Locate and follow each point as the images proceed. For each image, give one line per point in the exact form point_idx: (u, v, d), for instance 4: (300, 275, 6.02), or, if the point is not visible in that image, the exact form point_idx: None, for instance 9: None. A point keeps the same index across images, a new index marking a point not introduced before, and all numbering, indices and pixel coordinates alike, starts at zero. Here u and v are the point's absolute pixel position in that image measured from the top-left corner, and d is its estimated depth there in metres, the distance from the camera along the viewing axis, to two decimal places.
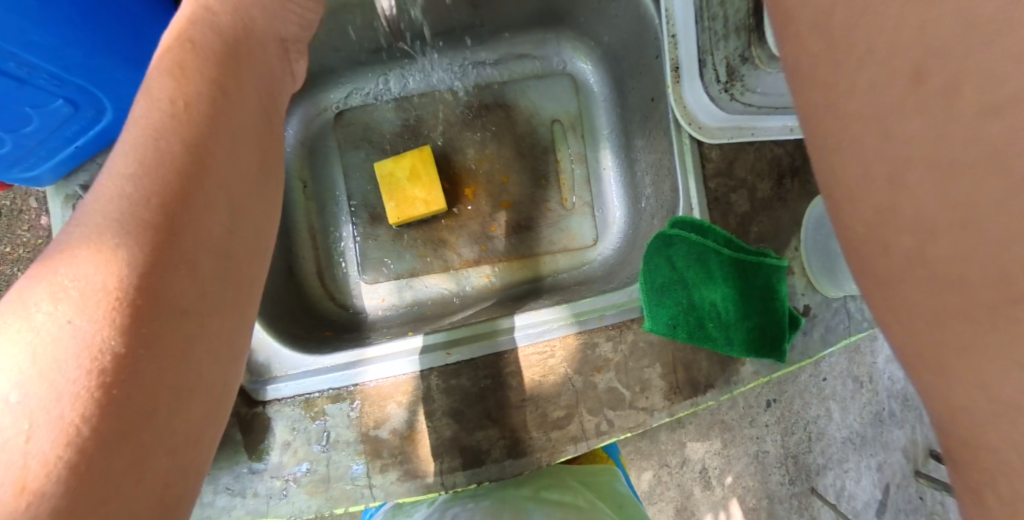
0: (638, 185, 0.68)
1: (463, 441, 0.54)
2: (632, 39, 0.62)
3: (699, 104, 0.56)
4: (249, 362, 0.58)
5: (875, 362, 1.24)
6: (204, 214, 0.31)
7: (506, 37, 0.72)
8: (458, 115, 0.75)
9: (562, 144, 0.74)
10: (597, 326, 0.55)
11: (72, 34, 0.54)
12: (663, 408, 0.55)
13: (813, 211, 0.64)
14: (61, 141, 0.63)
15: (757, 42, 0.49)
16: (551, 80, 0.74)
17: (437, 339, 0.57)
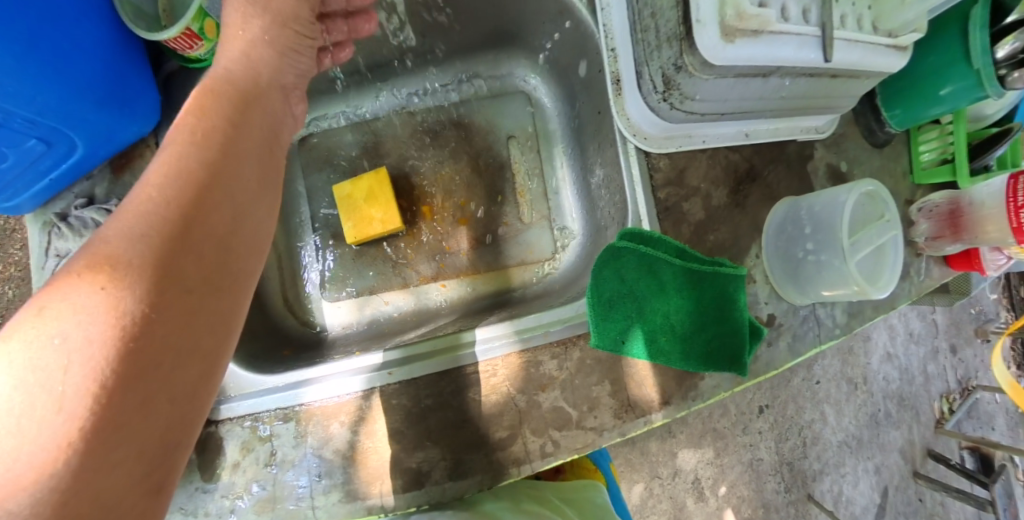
0: (595, 196, 0.67)
1: (404, 463, 0.53)
2: (579, 53, 0.62)
3: (640, 114, 0.55)
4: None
5: (869, 363, 1.22)
6: (222, 210, 0.33)
7: (458, 60, 0.71)
8: (415, 135, 0.75)
9: (518, 159, 0.74)
10: (542, 343, 0.54)
11: (46, 85, 0.54)
12: (614, 427, 0.54)
13: (774, 216, 0.64)
14: (36, 173, 0.64)
15: (688, 48, 0.45)
16: (506, 98, 0.74)
17: (386, 358, 0.57)
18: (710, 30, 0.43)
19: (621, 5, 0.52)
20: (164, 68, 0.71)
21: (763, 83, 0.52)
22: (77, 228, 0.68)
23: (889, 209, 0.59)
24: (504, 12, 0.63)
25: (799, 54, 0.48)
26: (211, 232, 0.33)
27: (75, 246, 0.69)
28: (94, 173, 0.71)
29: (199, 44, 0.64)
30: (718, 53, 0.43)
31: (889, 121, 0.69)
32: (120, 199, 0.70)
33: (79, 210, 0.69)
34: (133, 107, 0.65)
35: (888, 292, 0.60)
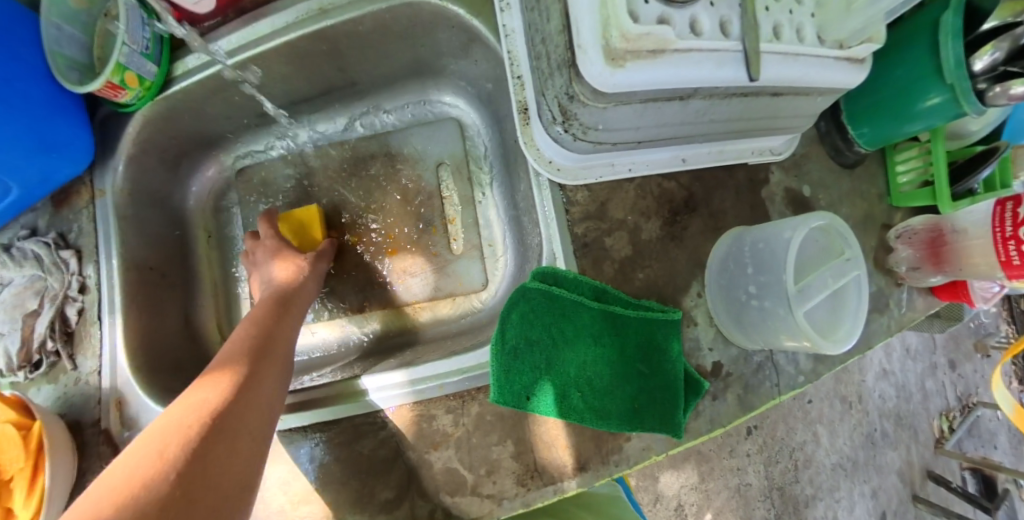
0: (523, 224, 0.62)
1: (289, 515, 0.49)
2: (496, 76, 0.57)
3: (548, 146, 0.49)
4: (123, 414, 0.62)
5: (864, 380, 1.12)
6: (272, 365, 0.51)
7: (384, 91, 0.68)
8: (344, 166, 0.73)
9: (449, 188, 0.69)
10: (437, 395, 0.50)
11: None
12: (515, 496, 0.48)
13: (717, 251, 0.57)
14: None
15: (576, 76, 0.40)
16: (436, 125, 0.70)
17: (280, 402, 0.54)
18: (593, 58, 0.37)
19: (522, 32, 0.47)
20: (100, 111, 0.64)
21: (682, 107, 0.45)
22: (16, 260, 0.64)
23: (848, 246, 0.52)
24: (417, 43, 0.58)
25: (717, 75, 0.41)
26: (268, 382, 0.49)
27: (16, 276, 0.64)
28: (38, 206, 0.66)
29: (123, 94, 0.56)
30: (605, 80, 0.38)
31: (857, 140, 0.62)
32: (58, 233, 0.65)
33: (21, 241, 0.65)
34: (63, 147, 0.60)
35: (848, 343, 0.52)
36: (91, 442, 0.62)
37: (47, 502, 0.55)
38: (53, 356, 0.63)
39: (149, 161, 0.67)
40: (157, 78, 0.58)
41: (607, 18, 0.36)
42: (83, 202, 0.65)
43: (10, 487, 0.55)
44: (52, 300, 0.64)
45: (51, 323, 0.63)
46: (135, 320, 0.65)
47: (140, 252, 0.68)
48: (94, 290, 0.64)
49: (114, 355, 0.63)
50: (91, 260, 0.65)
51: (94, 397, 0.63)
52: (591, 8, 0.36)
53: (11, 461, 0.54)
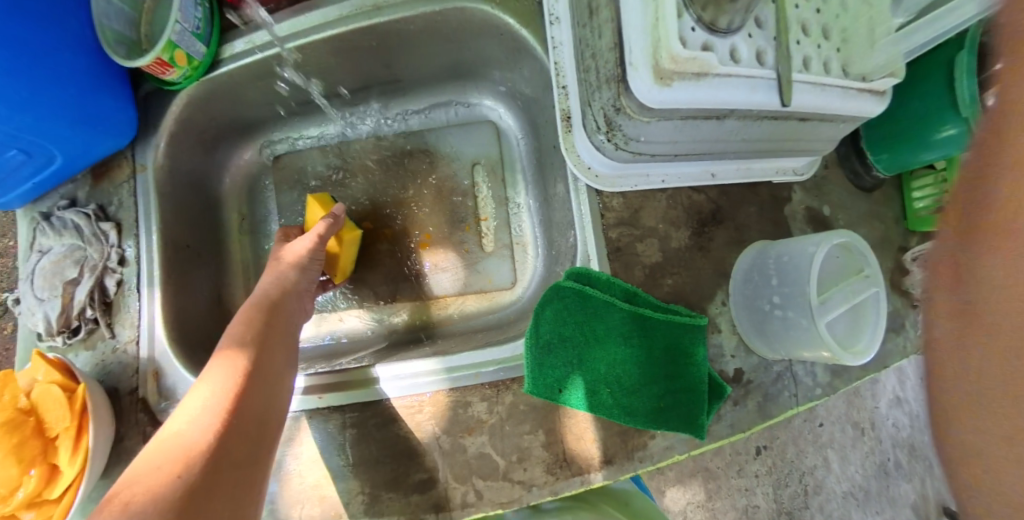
0: (555, 227, 0.65)
1: (325, 490, 0.51)
2: (540, 87, 0.61)
3: (589, 153, 0.53)
4: (159, 384, 0.64)
5: (877, 407, 1.12)
6: (259, 388, 0.50)
7: (427, 89, 0.72)
8: (378, 161, 0.76)
9: (483, 186, 0.73)
10: (472, 384, 0.52)
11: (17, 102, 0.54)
12: (544, 484, 0.50)
13: (741, 262, 0.60)
14: (17, 181, 0.62)
15: (625, 91, 0.44)
16: (470, 125, 0.74)
17: (317, 381, 0.56)
18: (643, 75, 0.41)
19: (570, 45, 0.51)
20: (144, 87, 0.68)
21: (718, 126, 0.49)
22: (55, 228, 0.66)
23: (868, 263, 0.55)
24: (464, 49, 0.63)
25: (750, 96, 0.45)
26: (260, 388, 0.50)
27: (54, 245, 0.66)
28: (78, 178, 0.69)
29: (171, 71, 0.59)
30: (653, 96, 0.41)
31: (875, 164, 0.65)
32: (97, 205, 0.67)
33: (60, 211, 0.67)
34: (108, 121, 0.63)
35: (866, 357, 0.55)
36: (128, 409, 0.63)
37: (90, 461, 0.58)
38: (91, 324, 0.65)
39: (186, 141, 0.70)
40: (205, 58, 0.61)
41: (658, 40, 0.40)
42: (124, 176, 0.68)
43: (56, 445, 0.57)
44: (91, 270, 0.65)
45: (90, 292, 0.64)
46: (168, 295, 0.68)
47: (179, 230, 0.71)
48: (133, 262, 0.66)
49: (150, 328, 0.65)
50: (129, 234, 0.67)
51: (131, 366, 0.64)
52: (643, 31, 0.41)
53: (58, 419, 0.57)
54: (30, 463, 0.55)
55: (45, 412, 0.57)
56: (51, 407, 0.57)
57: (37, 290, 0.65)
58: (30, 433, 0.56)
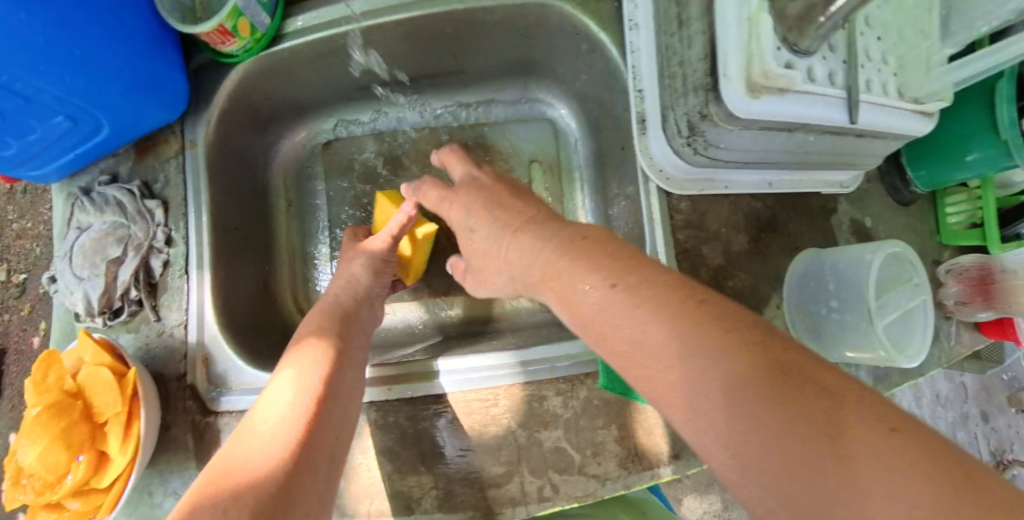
0: (615, 226, 0.67)
1: (396, 485, 0.49)
2: (608, 91, 0.63)
3: (664, 155, 0.55)
4: (208, 371, 0.62)
5: None
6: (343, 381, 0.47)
7: (490, 85, 0.74)
8: (435, 154, 0.78)
9: (539, 183, 0.75)
10: (547, 377, 0.50)
11: (75, 66, 0.50)
12: (617, 478, 0.50)
13: (795, 269, 0.62)
14: (61, 149, 0.61)
15: (715, 99, 0.46)
16: (531, 123, 0.76)
17: (385, 373, 0.53)
18: (736, 85, 0.43)
19: (649, 52, 0.53)
20: (194, 58, 0.64)
21: (788, 138, 0.52)
22: (97, 205, 0.64)
23: (917, 273, 0.58)
24: (533, 45, 0.65)
25: (822, 112, 0.48)
26: (348, 386, 0.48)
27: (94, 223, 0.64)
28: (120, 151, 0.67)
29: (232, 41, 0.57)
30: (743, 108, 0.43)
31: (914, 181, 0.69)
32: (142, 181, 0.66)
33: (102, 187, 0.66)
34: (159, 91, 0.60)
35: (917, 361, 0.57)
36: (174, 395, 0.62)
37: (140, 449, 0.57)
38: (133, 306, 0.63)
39: (239, 120, 0.70)
40: (269, 31, 0.60)
41: (752, 56, 0.42)
42: (171, 150, 0.66)
43: (104, 431, 0.56)
44: (136, 250, 0.64)
45: (135, 272, 0.63)
46: (218, 277, 0.65)
47: (229, 213, 0.69)
48: (179, 242, 0.65)
49: (200, 314, 0.63)
50: (176, 213, 0.65)
51: (179, 351, 0.62)
52: (738, 45, 0.43)
53: (107, 405, 0.55)
54: (78, 448, 0.54)
55: (94, 397, 0.55)
56: (99, 391, 0.55)
57: (77, 268, 0.63)
58: (77, 418, 0.54)
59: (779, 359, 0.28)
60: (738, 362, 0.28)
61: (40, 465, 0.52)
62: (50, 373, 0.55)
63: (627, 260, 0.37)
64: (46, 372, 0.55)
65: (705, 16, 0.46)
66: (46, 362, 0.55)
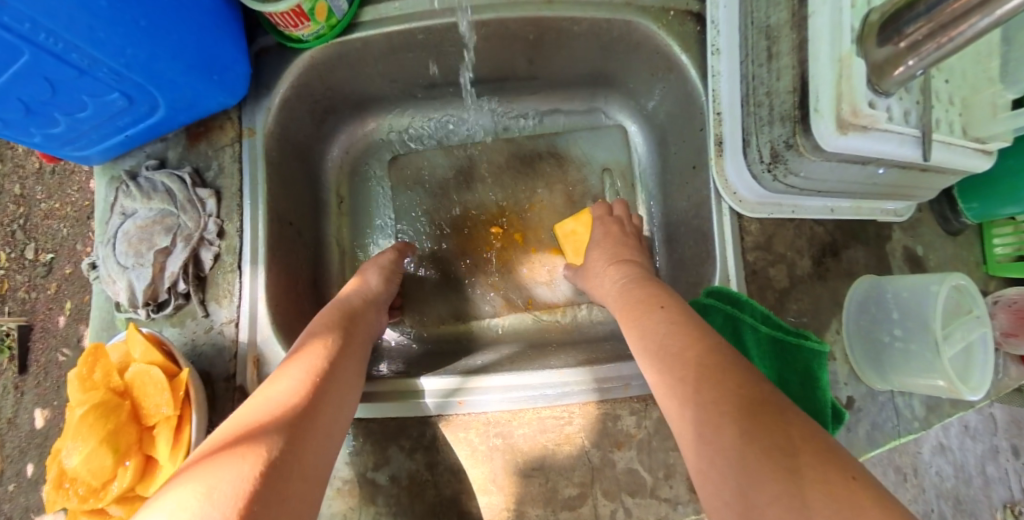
0: (678, 237, 0.69)
1: (465, 505, 0.47)
2: (681, 109, 0.64)
3: (739, 178, 0.57)
4: (260, 372, 0.59)
5: (920, 452, 1.08)
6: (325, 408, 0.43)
7: (562, 91, 0.76)
8: (509, 163, 0.80)
9: (612, 192, 0.78)
10: (621, 396, 0.49)
11: (141, 36, 0.46)
12: (689, 502, 0.48)
13: (854, 292, 0.62)
14: (112, 129, 0.58)
15: (803, 131, 0.48)
16: (603, 135, 0.78)
17: (450, 380, 0.50)
18: (826, 120, 0.45)
19: (732, 76, 0.55)
20: (257, 41, 0.63)
21: (860, 171, 0.52)
22: (145, 190, 0.61)
23: (978, 304, 0.57)
24: (610, 58, 0.67)
25: (896, 150, 0.48)
26: (344, 386, 0.46)
27: (141, 209, 0.61)
28: (170, 137, 0.64)
29: (305, 25, 0.56)
30: (829, 141, 0.45)
31: (964, 212, 0.67)
32: (193, 167, 0.63)
33: (150, 172, 0.63)
34: (222, 73, 0.57)
35: (980, 393, 0.57)
36: (222, 396, 0.58)
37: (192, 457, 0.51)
38: (180, 299, 0.60)
39: (299, 109, 0.68)
40: (344, 18, 0.59)
41: (842, 94, 0.43)
42: (227, 139, 0.64)
43: (153, 434, 0.49)
44: (185, 241, 0.60)
45: (185, 264, 0.60)
46: (272, 274, 0.63)
47: (283, 204, 0.67)
48: (230, 236, 0.62)
49: (253, 311, 0.60)
50: (229, 204, 0.62)
51: (229, 350, 0.60)
52: (830, 84, 0.44)
53: (158, 406, 0.49)
54: (125, 452, 0.47)
55: (144, 397, 0.49)
56: (149, 392, 0.49)
57: (121, 255, 0.59)
58: (126, 419, 0.48)
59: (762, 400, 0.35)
60: (731, 389, 0.36)
61: (84, 469, 0.45)
62: (96, 369, 0.50)
63: (688, 329, 0.44)
64: (92, 367, 0.50)
65: (794, 52, 0.47)
66: (92, 356, 0.50)
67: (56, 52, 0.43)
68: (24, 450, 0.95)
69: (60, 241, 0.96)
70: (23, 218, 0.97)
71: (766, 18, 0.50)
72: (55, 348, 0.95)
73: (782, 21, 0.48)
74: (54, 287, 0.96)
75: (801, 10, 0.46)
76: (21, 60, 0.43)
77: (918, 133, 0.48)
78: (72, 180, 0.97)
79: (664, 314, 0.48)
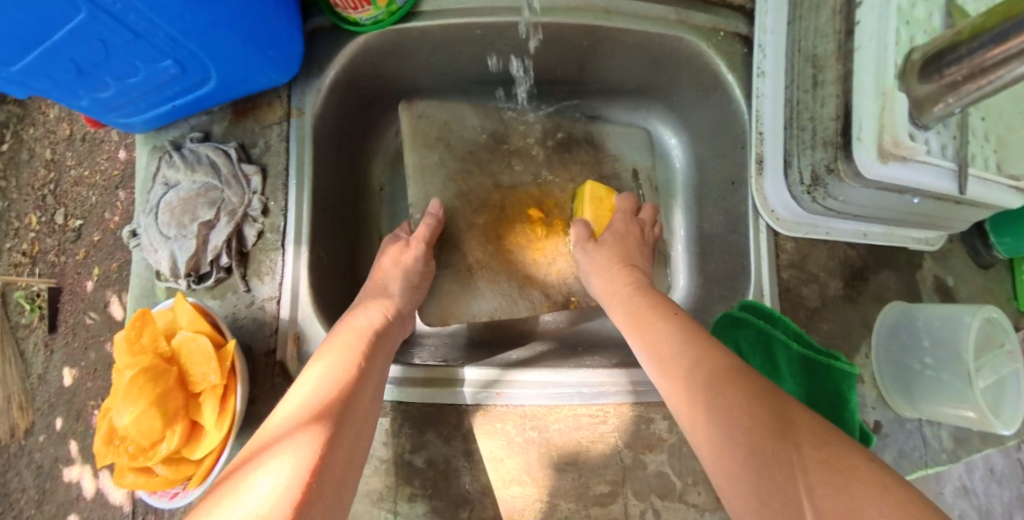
0: (709, 250, 0.71)
1: (498, 493, 0.47)
2: (722, 123, 0.67)
3: (778, 198, 0.59)
4: (299, 350, 0.61)
5: (940, 492, 1.07)
6: (354, 417, 0.43)
7: (604, 99, 0.77)
8: (548, 145, 0.76)
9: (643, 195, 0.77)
10: (654, 400, 0.50)
11: (201, 3, 0.47)
12: (714, 509, 0.48)
13: (883, 318, 0.63)
14: (160, 98, 0.59)
15: (844, 157, 0.50)
16: (643, 145, 0.77)
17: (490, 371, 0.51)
18: (868, 149, 0.47)
19: (776, 99, 0.58)
20: (313, 21, 0.65)
21: (897, 199, 0.54)
22: (190, 162, 0.63)
23: (1009, 339, 0.57)
24: (657, 73, 0.69)
25: (934, 182, 0.49)
26: (369, 395, 0.46)
27: (183, 180, 0.62)
28: (215, 110, 0.67)
29: (365, 9, 0.58)
30: (870, 169, 0.47)
31: (996, 246, 0.68)
32: (238, 143, 0.66)
33: (194, 145, 0.64)
34: (276, 49, 0.59)
35: (1011, 427, 0.57)
36: (262, 372, 0.60)
37: (234, 427, 0.53)
38: (222, 272, 0.62)
39: (349, 99, 0.71)
40: (403, 6, 0.60)
41: (884, 125, 0.46)
42: (275, 117, 0.66)
43: (199, 401, 0.51)
44: (230, 215, 0.62)
45: (228, 238, 0.61)
46: (313, 255, 0.65)
47: (328, 192, 0.70)
48: (273, 214, 0.64)
49: (295, 291, 0.62)
50: (274, 182, 0.64)
51: (269, 326, 0.61)
52: (872, 115, 0.46)
53: (205, 375, 0.51)
54: (172, 417, 0.49)
55: (191, 366, 0.51)
56: (196, 361, 0.50)
57: (163, 226, 0.61)
58: (173, 385, 0.50)
59: (781, 405, 0.37)
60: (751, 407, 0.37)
61: (134, 430, 0.46)
62: (144, 334, 0.51)
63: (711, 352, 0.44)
64: (140, 332, 0.51)
65: (840, 81, 0.50)
66: (140, 322, 0.51)
67: (114, 13, 0.44)
68: (54, 404, 0.97)
69: (88, 209, 0.97)
70: (54, 183, 1.03)
71: (813, 48, 0.53)
72: (82, 310, 0.96)
73: (829, 52, 0.51)
74: (83, 252, 0.97)
75: (846, 44, 0.49)
76: (78, 18, 0.43)
77: (955, 168, 0.50)
78: (101, 150, 0.99)
79: (667, 328, 0.48)
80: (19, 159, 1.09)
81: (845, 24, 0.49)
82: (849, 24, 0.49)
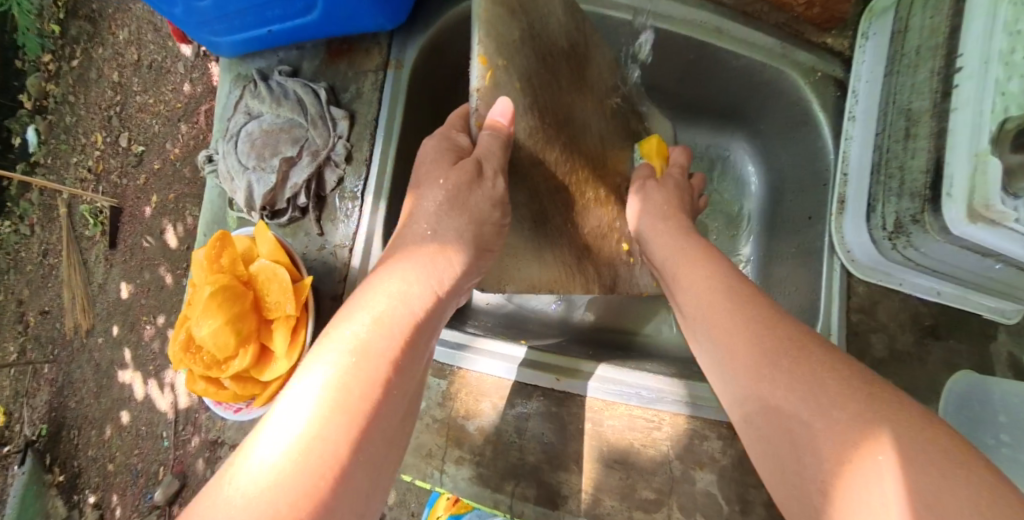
0: (779, 283, 0.71)
1: (544, 475, 0.53)
2: (806, 161, 0.69)
3: (857, 239, 0.59)
4: None
5: None
6: (392, 404, 0.37)
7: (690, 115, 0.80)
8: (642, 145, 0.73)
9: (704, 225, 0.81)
10: (711, 418, 0.51)
11: None
12: None
13: (954, 385, 0.59)
14: (261, 18, 0.61)
15: (932, 210, 0.49)
16: (723, 178, 0.81)
17: (552, 360, 0.56)
18: (959, 204, 0.46)
19: (863, 143, 0.59)
20: None
21: (982, 262, 0.52)
22: (276, 96, 0.65)
23: None
24: (751, 97, 0.71)
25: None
26: (408, 382, 0.39)
27: (268, 113, 0.65)
28: (309, 47, 0.69)
29: None
30: (957, 225, 0.47)
31: None
32: (328, 85, 0.67)
33: (281, 79, 0.66)
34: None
35: None
36: None
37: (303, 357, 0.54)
38: (297, 212, 0.64)
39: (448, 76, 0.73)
40: None
41: (976, 184, 0.44)
42: (372, 65, 0.67)
43: (270, 328, 0.53)
44: (312, 156, 0.64)
45: (308, 179, 0.63)
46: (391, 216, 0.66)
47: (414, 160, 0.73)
48: (356, 162, 0.65)
49: (370, 239, 0.64)
50: (361, 131, 0.66)
51: (341, 270, 0.64)
52: (966, 174, 0.45)
53: (279, 304, 0.52)
54: (246, 339, 0.52)
55: (267, 292, 0.53)
56: (273, 290, 0.52)
57: (243, 156, 0.63)
58: (248, 306, 0.52)
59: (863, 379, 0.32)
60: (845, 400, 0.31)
61: (210, 343, 0.49)
62: (224, 255, 0.53)
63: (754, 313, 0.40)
64: (219, 252, 0.53)
65: (932, 138, 0.50)
66: (220, 243, 0.53)
67: None
68: (110, 313, 1.35)
69: (151, 136, 1.31)
70: (121, 105, 1.35)
71: (908, 102, 0.53)
72: (139, 234, 1.31)
73: (923, 108, 0.51)
74: (143, 178, 1.31)
75: (943, 103, 0.49)
76: None
77: None
78: (167, 81, 1.29)
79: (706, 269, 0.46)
80: (89, 77, 1.41)
81: (942, 85, 0.49)
82: (946, 85, 0.48)
